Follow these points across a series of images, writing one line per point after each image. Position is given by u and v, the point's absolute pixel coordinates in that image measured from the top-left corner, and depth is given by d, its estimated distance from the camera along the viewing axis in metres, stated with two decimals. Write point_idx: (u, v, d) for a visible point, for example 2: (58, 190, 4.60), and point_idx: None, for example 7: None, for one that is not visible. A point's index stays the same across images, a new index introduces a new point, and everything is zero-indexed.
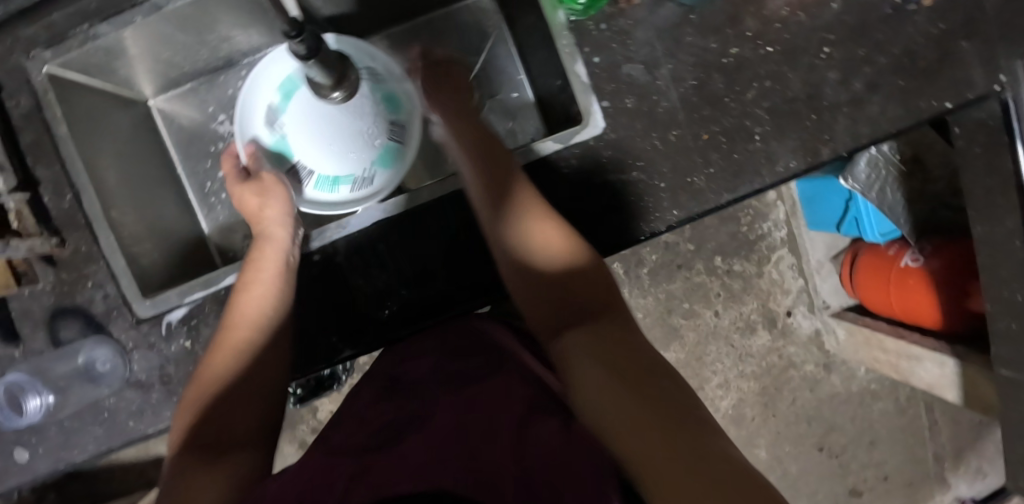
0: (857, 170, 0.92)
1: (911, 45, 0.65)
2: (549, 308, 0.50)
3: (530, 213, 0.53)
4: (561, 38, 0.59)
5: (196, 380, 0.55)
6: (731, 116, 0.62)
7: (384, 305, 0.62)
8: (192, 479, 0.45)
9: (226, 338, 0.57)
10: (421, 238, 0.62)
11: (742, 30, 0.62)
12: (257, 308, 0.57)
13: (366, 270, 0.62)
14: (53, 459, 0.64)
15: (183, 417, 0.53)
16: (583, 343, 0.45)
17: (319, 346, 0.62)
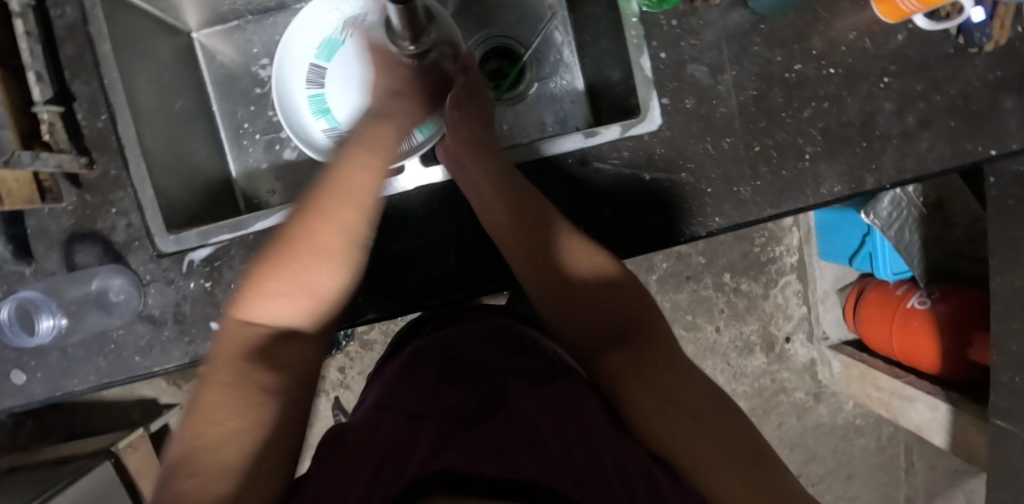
0: (880, 206, 0.93)
1: (967, 87, 0.65)
2: (590, 326, 0.53)
3: (561, 230, 0.55)
4: (631, 28, 0.59)
5: (298, 241, 0.47)
6: (785, 131, 0.62)
7: (415, 271, 0.61)
8: (225, 397, 0.41)
9: (335, 208, 0.47)
10: (464, 209, 0.61)
11: (808, 47, 0.62)
12: (365, 182, 0.48)
13: (401, 234, 0.61)
14: (52, 385, 0.63)
15: (271, 278, 0.46)
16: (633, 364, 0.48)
17: (342, 306, 0.61)
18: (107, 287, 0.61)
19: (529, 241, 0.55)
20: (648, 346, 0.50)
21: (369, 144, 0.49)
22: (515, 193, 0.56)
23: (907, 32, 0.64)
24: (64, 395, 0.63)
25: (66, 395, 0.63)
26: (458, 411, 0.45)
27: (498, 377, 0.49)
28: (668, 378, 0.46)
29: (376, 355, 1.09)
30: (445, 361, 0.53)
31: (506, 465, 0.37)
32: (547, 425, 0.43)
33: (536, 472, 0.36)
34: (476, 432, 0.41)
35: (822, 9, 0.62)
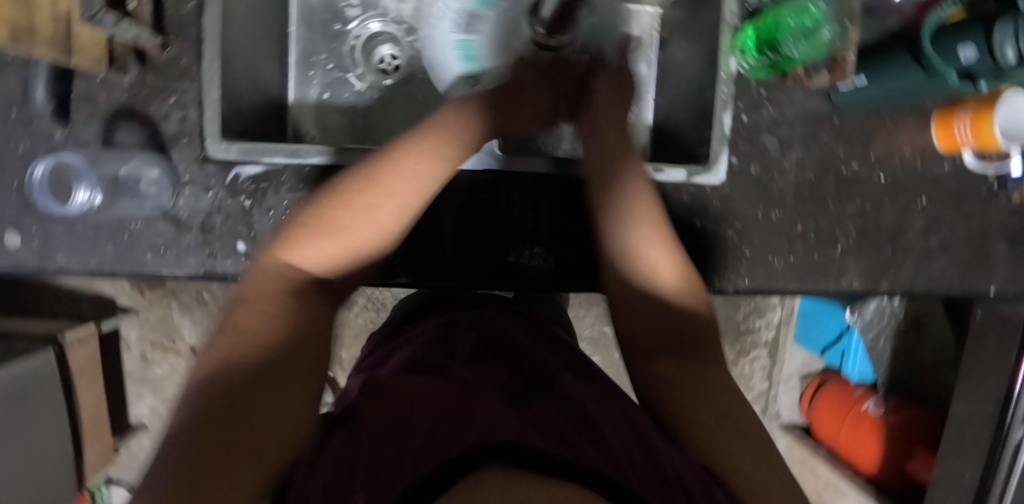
0: (866, 308, 1.01)
1: (986, 227, 0.71)
2: (650, 331, 0.53)
3: (643, 225, 0.53)
4: (723, 85, 0.61)
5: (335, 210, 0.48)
6: (827, 219, 0.66)
7: (458, 248, 0.63)
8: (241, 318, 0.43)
9: (393, 189, 0.49)
10: (520, 205, 0.64)
11: (868, 150, 0.66)
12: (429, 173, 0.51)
13: (456, 210, 0.63)
14: (49, 257, 0.59)
15: (323, 250, 0.47)
16: (685, 380, 0.49)
17: (380, 262, 0.61)
18: (140, 174, 0.59)
19: (612, 231, 0.54)
20: (699, 365, 0.50)
21: (424, 150, 0.51)
22: (607, 177, 0.55)
23: (953, 163, 0.69)
24: (59, 270, 0.60)
25: (60, 271, 0.60)
26: (507, 390, 0.47)
27: (545, 366, 0.52)
28: (707, 401, 0.47)
29: (353, 315, 1.08)
30: (488, 340, 0.56)
31: (563, 448, 0.38)
32: (603, 416, 0.45)
33: (594, 460, 0.37)
34: (530, 415, 0.43)
35: (890, 120, 0.67)
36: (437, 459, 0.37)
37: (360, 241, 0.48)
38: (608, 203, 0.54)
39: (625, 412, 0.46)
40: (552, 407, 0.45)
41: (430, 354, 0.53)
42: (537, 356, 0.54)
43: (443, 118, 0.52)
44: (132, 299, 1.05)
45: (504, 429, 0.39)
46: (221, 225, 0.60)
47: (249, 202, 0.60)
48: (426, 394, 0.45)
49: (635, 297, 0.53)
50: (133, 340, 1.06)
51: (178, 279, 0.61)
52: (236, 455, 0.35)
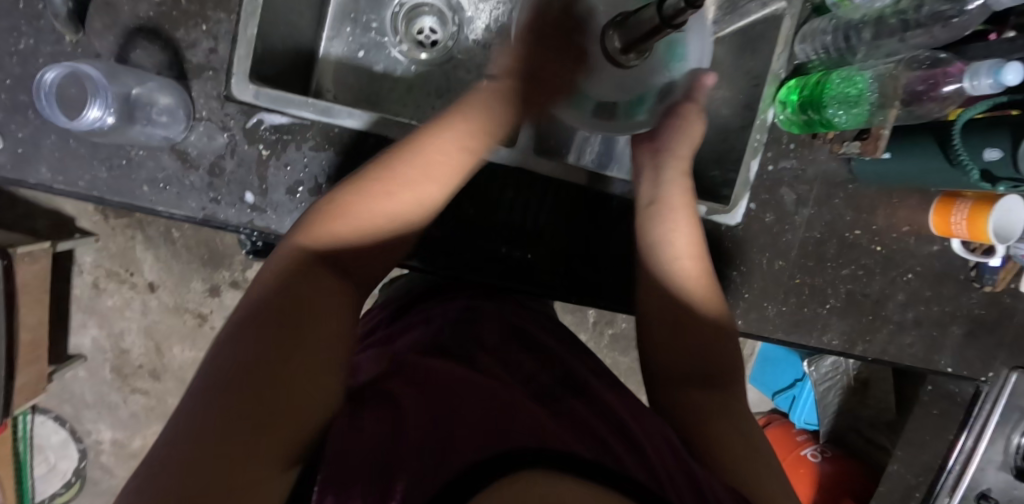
0: (822, 362, 1.07)
1: (957, 310, 0.76)
2: (681, 355, 0.57)
3: (686, 251, 0.59)
4: (756, 131, 0.63)
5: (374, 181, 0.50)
6: (823, 277, 0.68)
7: (471, 239, 0.63)
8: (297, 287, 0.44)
9: (427, 159, 0.52)
10: (539, 208, 0.65)
11: (871, 220, 0.69)
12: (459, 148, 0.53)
13: (476, 200, 0.63)
14: (31, 169, 0.54)
15: (355, 214, 0.49)
16: (709, 404, 0.54)
17: None
18: (152, 100, 0.55)
19: (659, 263, 0.58)
20: (723, 391, 0.55)
21: (454, 125, 0.54)
22: (659, 211, 0.59)
23: (941, 246, 0.73)
24: (40, 186, 0.55)
25: (40, 188, 0.55)
26: (535, 386, 0.52)
27: (572, 369, 0.57)
28: (733, 423, 0.52)
29: None
30: (512, 332, 0.61)
31: (598, 453, 0.42)
32: (632, 419, 0.50)
33: (631, 467, 0.42)
34: (562, 414, 0.48)
35: (895, 196, 0.70)
36: (466, 450, 0.39)
37: (374, 214, 0.49)
38: (656, 236, 0.59)
39: (654, 423, 0.50)
40: (585, 409, 0.50)
41: (456, 338, 0.58)
42: (564, 359, 0.58)
43: (469, 112, 0.55)
44: (94, 223, 1.01)
45: (532, 427, 0.42)
46: (232, 170, 0.56)
47: (267, 152, 0.57)
48: (461, 381, 0.48)
49: (671, 316, 0.58)
50: (87, 266, 1.02)
51: (171, 219, 0.57)
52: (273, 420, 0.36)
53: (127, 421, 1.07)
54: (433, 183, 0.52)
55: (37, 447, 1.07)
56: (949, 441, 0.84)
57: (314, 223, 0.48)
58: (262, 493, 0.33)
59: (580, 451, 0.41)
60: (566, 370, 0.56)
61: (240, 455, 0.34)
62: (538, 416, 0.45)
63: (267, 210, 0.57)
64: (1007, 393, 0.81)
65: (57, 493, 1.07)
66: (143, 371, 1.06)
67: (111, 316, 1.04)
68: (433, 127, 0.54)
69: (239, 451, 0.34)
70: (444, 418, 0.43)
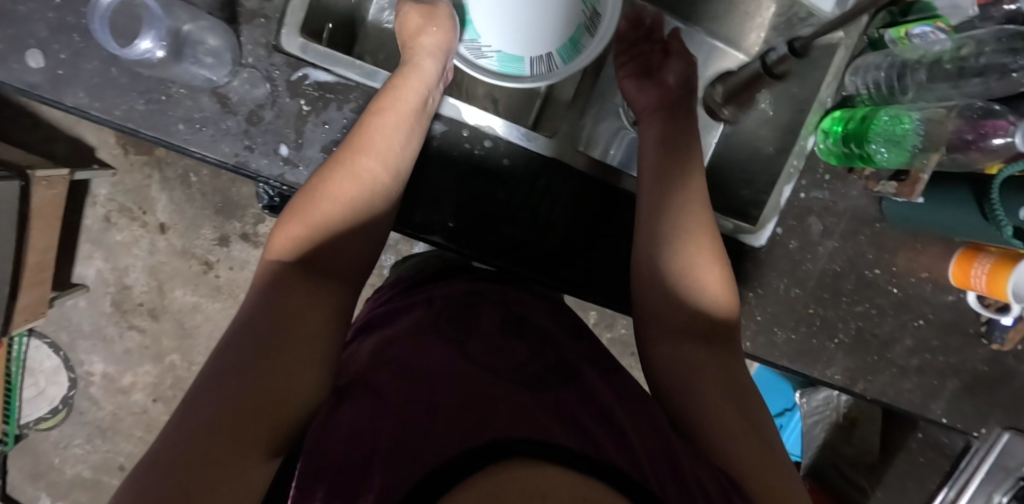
0: (814, 394, 1.09)
1: (961, 363, 0.76)
2: (684, 322, 0.56)
3: (694, 221, 0.58)
4: (794, 157, 0.63)
5: (324, 173, 0.53)
6: (836, 311, 0.68)
7: (491, 224, 0.63)
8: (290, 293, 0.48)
9: (367, 138, 0.54)
10: (562, 198, 0.65)
11: (892, 262, 0.69)
12: (399, 119, 0.54)
13: (499, 188, 0.63)
14: (70, 92, 0.53)
15: (314, 212, 0.51)
16: (706, 368, 0.54)
17: (416, 218, 0.62)
18: (201, 39, 0.55)
19: (663, 263, 0.58)
20: (722, 353, 0.55)
21: (386, 104, 0.54)
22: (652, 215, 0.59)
23: (955, 297, 0.73)
24: (77, 110, 0.54)
25: (77, 112, 0.54)
26: (526, 373, 0.51)
27: (567, 356, 0.55)
28: (728, 393, 0.52)
29: None
30: (510, 317, 0.58)
31: (585, 442, 0.42)
32: (625, 416, 0.49)
33: (615, 456, 0.42)
34: (551, 402, 0.47)
35: (919, 241, 0.70)
36: (444, 447, 0.39)
37: (334, 210, 0.51)
38: (659, 234, 0.58)
39: (648, 414, 0.50)
40: (576, 397, 0.49)
41: (452, 319, 0.57)
42: (567, 342, 0.57)
43: (399, 79, 0.55)
44: (113, 155, 1.00)
45: (510, 420, 0.42)
46: (270, 121, 0.56)
47: (308, 108, 0.56)
48: (444, 370, 0.48)
49: (677, 291, 0.57)
50: (101, 198, 1.02)
51: (203, 162, 0.56)
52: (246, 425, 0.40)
53: (120, 357, 1.07)
54: (382, 159, 0.54)
55: (29, 370, 1.07)
56: (931, 491, 0.89)
57: (274, 237, 0.51)
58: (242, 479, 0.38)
59: (562, 438, 0.42)
60: (567, 353, 0.55)
61: (214, 454, 0.38)
62: (524, 404, 0.45)
63: (299, 165, 0.56)
64: (995, 453, 0.79)
65: (41, 417, 1.08)
66: (142, 309, 1.06)
67: (118, 251, 1.04)
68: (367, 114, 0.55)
69: (206, 448, 0.38)
70: (420, 413, 0.43)
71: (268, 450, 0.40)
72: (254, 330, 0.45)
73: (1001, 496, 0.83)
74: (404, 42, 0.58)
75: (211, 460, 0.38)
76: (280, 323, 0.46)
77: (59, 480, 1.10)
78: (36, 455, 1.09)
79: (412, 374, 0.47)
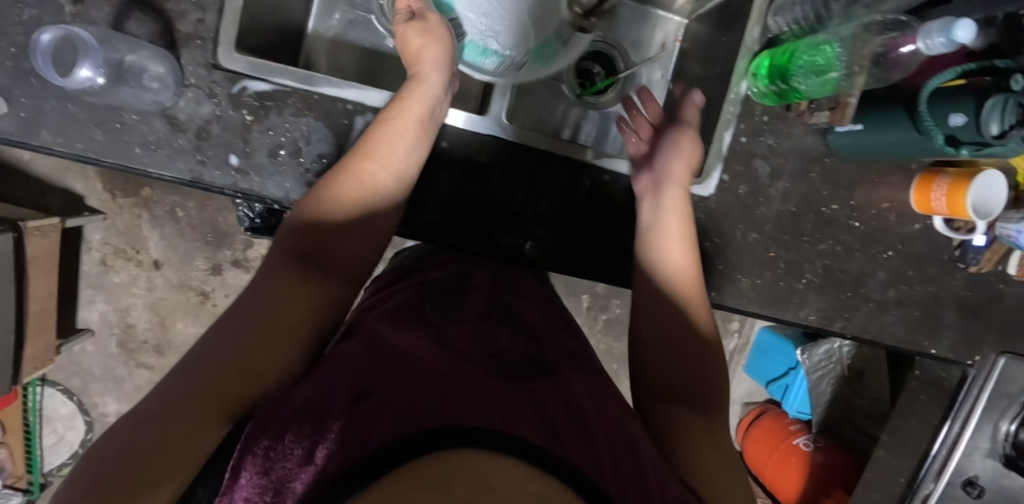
0: (815, 349, 1.07)
1: (941, 291, 0.75)
2: (680, 387, 0.57)
3: (673, 269, 0.61)
4: (729, 104, 0.64)
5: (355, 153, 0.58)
6: (799, 252, 0.69)
7: (479, 218, 0.66)
8: (292, 277, 0.53)
9: (397, 112, 0.58)
10: (536, 187, 0.67)
11: (849, 196, 0.69)
12: (422, 106, 0.59)
13: (497, 191, 0.66)
14: (33, 132, 0.57)
15: (323, 196, 0.56)
16: (690, 422, 0.54)
17: (419, 210, 0.65)
18: (143, 67, 0.58)
19: (655, 287, 0.61)
20: (706, 420, 0.55)
21: (397, 113, 0.58)
22: (654, 233, 0.62)
23: (922, 225, 0.73)
24: (42, 149, 0.58)
25: (42, 150, 0.58)
26: (504, 359, 0.50)
27: (549, 349, 0.55)
28: (712, 446, 0.52)
29: None
30: (496, 304, 0.59)
31: (549, 438, 0.39)
32: (596, 419, 0.46)
33: (582, 458, 0.39)
34: (525, 394, 0.45)
35: (875, 173, 0.69)
36: (399, 424, 0.36)
37: (355, 190, 0.57)
38: (654, 257, 0.62)
39: (615, 416, 0.48)
40: (556, 391, 0.47)
41: (435, 305, 0.57)
42: (552, 340, 0.58)
43: (410, 44, 0.60)
44: (102, 202, 1.03)
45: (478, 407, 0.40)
46: (218, 135, 0.59)
47: (251, 118, 0.59)
48: (424, 355, 0.46)
49: (669, 341, 0.60)
50: (95, 243, 1.05)
51: (161, 182, 0.60)
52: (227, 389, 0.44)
53: (130, 394, 1.12)
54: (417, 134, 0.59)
55: (46, 418, 1.11)
56: (934, 426, 0.84)
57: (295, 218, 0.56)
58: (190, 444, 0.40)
59: (525, 429, 0.39)
60: (547, 349, 0.55)
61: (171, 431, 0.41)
62: (496, 393, 0.43)
63: (250, 173, 0.59)
64: (994, 379, 0.80)
65: (64, 463, 1.12)
66: (147, 346, 1.10)
67: (118, 293, 1.08)
68: (380, 121, 0.58)
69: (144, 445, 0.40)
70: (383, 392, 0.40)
71: (224, 417, 0.43)
72: (240, 326, 0.49)
73: (1008, 424, 0.82)
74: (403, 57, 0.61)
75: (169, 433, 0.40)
76: (260, 306, 0.50)
77: None
78: None
79: (406, 363, 0.44)
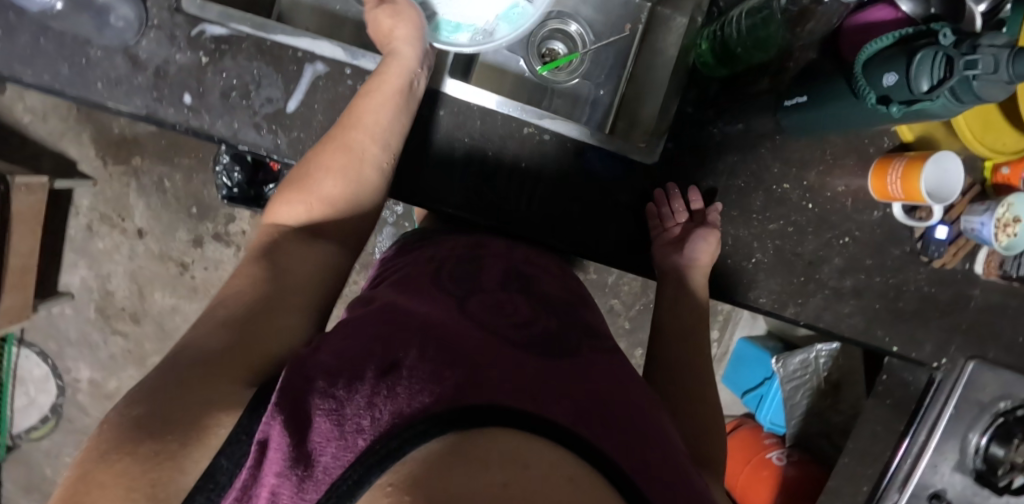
0: (790, 359, 1.04)
1: (902, 284, 0.73)
2: (692, 420, 0.57)
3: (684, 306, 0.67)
4: (675, 75, 0.66)
5: (343, 128, 0.59)
6: (748, 230, 0.69)
7: (493, 207, 0.68)
8: (296, 248, 0.53)
9: (377, 86, 0.60)
10: (549, 182, 0.68)
11: (803, 176, 0.69)
12: (399, 80, 0.60)
13: (511, 182, 0.68)
14: (3, 62, 0.61)
15: (318, 168, 0.57)
16: (701, 448, 0.55)
17: (435, 191, 0.67)
18: (111, 7, 0.61)
19: (668, 323, 0.66)
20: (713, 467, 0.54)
21: (375, 88, 0.60)
22: (675, 276, 0.67)
23: (882, 213, 0.72)
24: (12, 79, 0.61)
25: (12, 81, 0.61)
26: (531, 327, 0.48)
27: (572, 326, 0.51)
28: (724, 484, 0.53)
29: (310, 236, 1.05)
30: (514, 274, 0.57)
31: (578, 416, 0.38)
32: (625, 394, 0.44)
33: (607, 440, 0.37)
34: (554, 364, 0.43)
35: (831, 154, 0.69)
36: (432, 398, 0.36)
37: (338, 160, 0.57)
38: (676, 300, 0.67)
39: (642, 392, 0.46)
40: (589, 362, 0.45)
41: (457, 275, 0.56)
42: (579, 313, 0.55)
43: (377, 21, 0.61)
44: (94, 168, 1.07)
45: (510, 375, 0.39)
46: (175, 74, 0.62)
47: (207, 59, 0.62)
48: (446, 319, 0.45)
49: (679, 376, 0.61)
50: (84, 209, 1.09)
51: (121, 117, 0.63)
52: (228, 362, 0.41)
53: (104, 361, 1.13)
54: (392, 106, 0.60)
55: (20, 379, 1.13)
56: (899, 433, 0.80)
57: (287, 194, 0.56)
58: (214, 401, 0.38)
59: (555, 409, 0.37)
60: (575, 318, 0.53)
61: (189, 396, 0.38)
62: (523, 361, 0.42)
63: (202, 112, 0.62)
64: (963, 385, 0.77)
65: (33, 426, 1.14)
66: (124, 314, 1.12)
67: (101, 259, 1.11)
68: (360, 96, 0.60)
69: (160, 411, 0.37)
70: (414, 359, 0.39)
71: (245, 380, 0.40)
72: (256, 293, 0.48)
73: (978, 437, 0.78)
74: (376, 37, 0.62)
75: (186, 395, 0.38)
76: (273, 276, 0.50)
77: (53, 490, 1.16)
78: (30, 464, 1.15)
79: (436, 329, 0.43)
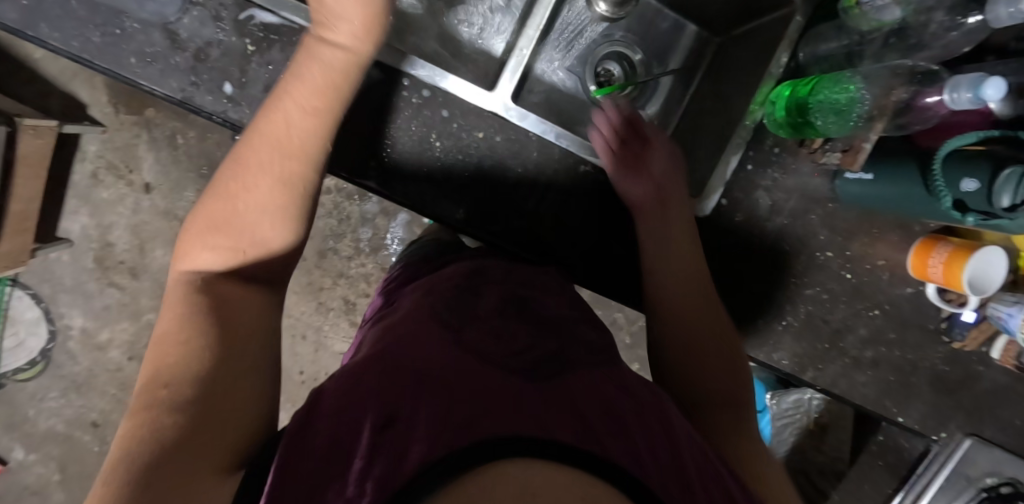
0: (784, 397, 1.09)
1: (919, 360, 0.73)
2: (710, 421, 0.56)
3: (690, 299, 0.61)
4: (741, 130, 0.63)
5: (267, 132, 0.50)
6: (784, 292, 0.68)
7: (508, 218, 0.63)
8: (218, 291, 0.46)
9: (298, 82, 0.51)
10: (568, 201, 0.64)
11: (846, 246, 0.68)
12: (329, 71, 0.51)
13: (525, 189, 0.63)
14: (29, 22, 0.55)
15: (245, 189, 0.49)
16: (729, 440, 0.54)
17: (447, 204, 0.62)
18: None
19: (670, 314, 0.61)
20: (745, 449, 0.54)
21: (303, 86, 0.50)
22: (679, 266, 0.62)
23: (914, 289, 0.71)
24: (37, 41, 0.56)
25: (35, 41, 0.56)
26: (527, 354, 0.44)
27: (569, 345, 0.47)
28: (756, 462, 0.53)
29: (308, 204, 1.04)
30: (513, 299, 0.53)
31: (585, 435, 0.36)
32: (628, 409, 0.41)
33: (622, 454, 0.35)
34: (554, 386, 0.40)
35: (876, 227, 0.68)
36: (434, 443, 0.32)
37: (264, 177, 0.49)
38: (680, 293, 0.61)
39: (655, 406, 0.44)
40: (584, 380, 0.42)
41: (453, 304, 0.52)
42: (580, 334, 0.51)
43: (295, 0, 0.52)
44: (105, 114, 1.03)
45: (507, 406, 0.36)
46: (218, 59, 0.58)
47: (254, 48, 0.58)
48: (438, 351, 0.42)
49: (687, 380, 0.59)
50: (90, 155, 1.04)
51: (154, 97, 0.58)
52: (174, 451, 0.38)
53: (98, 312, 1.11)
54: (322, 104, 0.51)
55: (10, 320, 1.11)
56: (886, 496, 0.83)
57: (202, 227, 0.49)
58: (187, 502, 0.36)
59: (559, 432, 0.35)
60: (565, 336, 0.49)
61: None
62: (521, 388, 0.39)
63: (242, 103, 0.58)
64: (956, 459, 0.77)
65: (20, 368, 1.12)
66: (123, 267, 1.09)
67: (104, 208, 1.06)
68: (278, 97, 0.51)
69: None
70: (409, 407, 0.36)
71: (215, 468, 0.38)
72: (164, 357, 0.42)
73: None
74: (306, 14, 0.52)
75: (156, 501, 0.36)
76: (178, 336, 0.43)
77: (33, 432, 1.14)
78: (10, 405, 1.13)
79: (423, 365, 0.40)
